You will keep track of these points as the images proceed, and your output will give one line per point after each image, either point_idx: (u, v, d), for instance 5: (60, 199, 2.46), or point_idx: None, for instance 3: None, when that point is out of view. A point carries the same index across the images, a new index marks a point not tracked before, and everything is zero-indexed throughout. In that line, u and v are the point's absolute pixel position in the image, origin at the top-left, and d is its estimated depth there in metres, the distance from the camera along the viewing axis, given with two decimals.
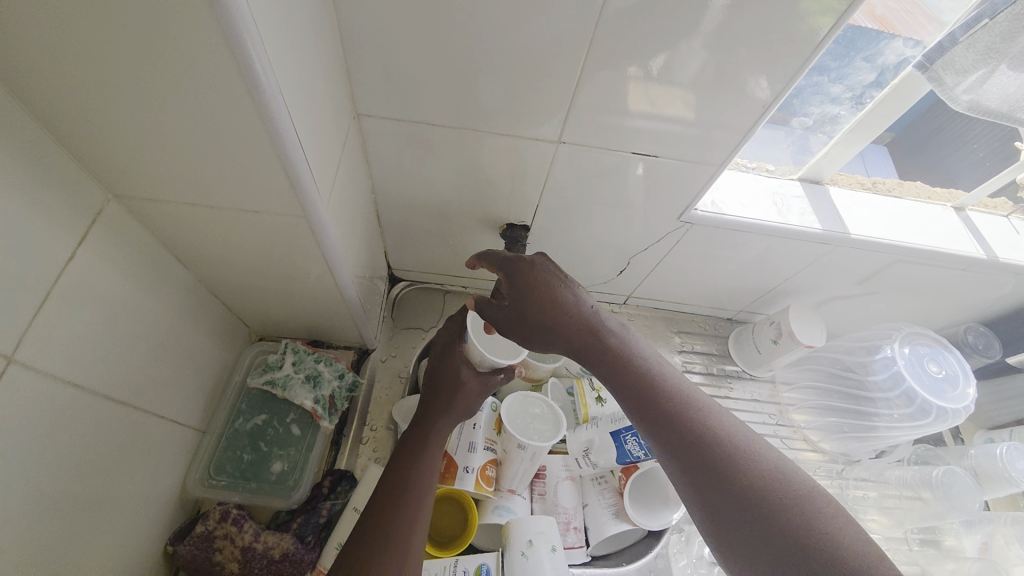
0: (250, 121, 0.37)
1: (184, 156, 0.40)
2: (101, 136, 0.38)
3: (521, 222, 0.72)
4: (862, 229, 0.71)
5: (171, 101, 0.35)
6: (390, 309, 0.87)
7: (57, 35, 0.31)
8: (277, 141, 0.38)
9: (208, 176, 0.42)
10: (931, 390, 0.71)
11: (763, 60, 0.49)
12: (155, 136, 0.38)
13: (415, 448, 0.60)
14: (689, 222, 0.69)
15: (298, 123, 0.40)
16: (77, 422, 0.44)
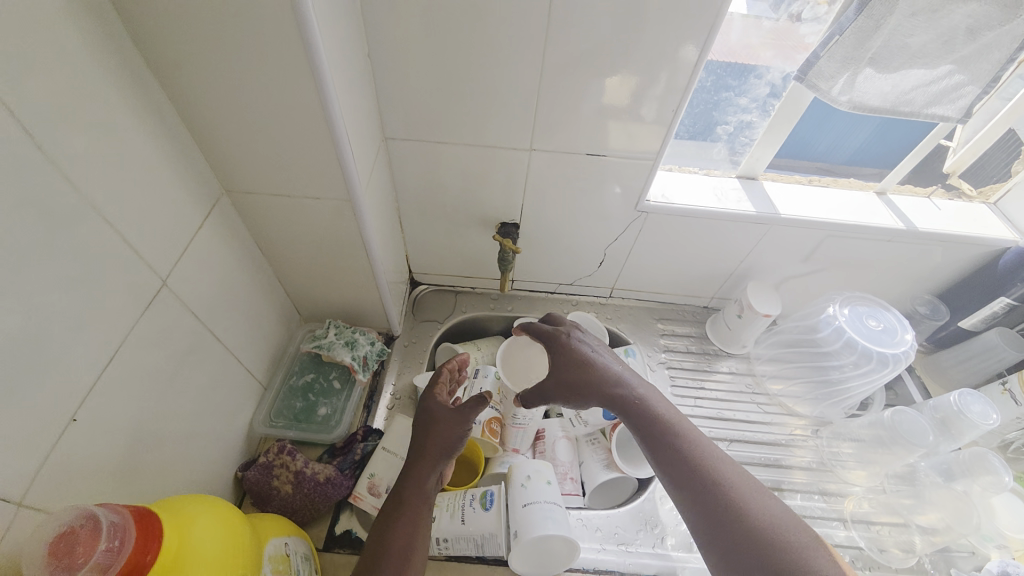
0: (318, 126, 0.58)
1: (274, 157, 0.62)
2: (227, 144, 0.60)
3: (512, 221, 0.91)
4: (791, 210, 0.87)
5: (272, 117, 0.57)
6: (411, 307, 1.06)
7: (216, 80, 0.53)
8: (335, 140, 0.59)
9: (288, 172, 0.63)
10: (870, 339, 0.81)
11: (671, 78, 0.68)
12: (259, 143, 0.60)
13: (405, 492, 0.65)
14: (645, 211, 0.86)
15: (348, 130, 0.61)
16: (187, 345, 0.62)
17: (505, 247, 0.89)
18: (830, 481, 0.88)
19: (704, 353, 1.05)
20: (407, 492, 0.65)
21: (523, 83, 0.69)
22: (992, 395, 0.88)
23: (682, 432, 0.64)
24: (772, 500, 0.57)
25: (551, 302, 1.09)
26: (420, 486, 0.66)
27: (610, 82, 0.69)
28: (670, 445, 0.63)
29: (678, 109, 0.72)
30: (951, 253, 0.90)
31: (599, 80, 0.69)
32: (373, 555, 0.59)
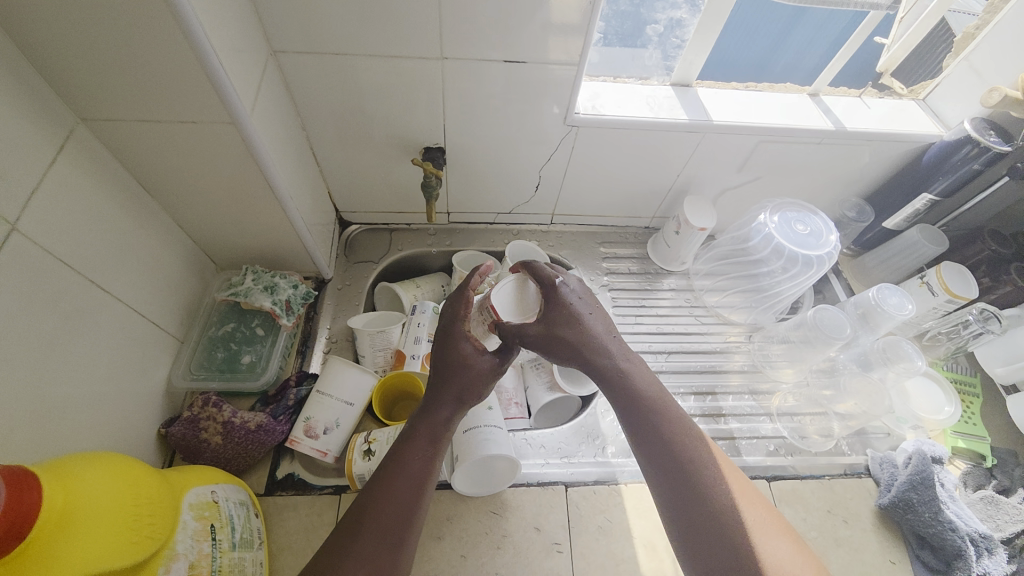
0: (170, 29, 0.48)
1: (127, 73, 0.52)
2: (62, 59, 0.50)
3: (436, 144, 0.84)
4: (723, 115, 0.84)
5: (105, 18, 0.47)
6: (343, 248, 1.00)
7: None
8: (194, 46, 0.50)
9: (152, 92, 0.55)
10: (796, 243, 0.83)
11: None
12: (100, 55, 0.50)
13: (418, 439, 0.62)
14: (575, 124, 0.81)
15: (212, 33, 0.52)
16: (64, 297, 0.55)
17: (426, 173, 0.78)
18: (760, 381, 0.93)
19: (646, 272, 1.05)
20: (421, 430, 0.63)
21: None
22: (912, 288, 0.92)
23: (682, 432, 0.62)
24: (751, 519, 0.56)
25: (490, 234, 1.06)
26: (439, 430, 0.63)
27: None
28: (683, 464, 0.60)
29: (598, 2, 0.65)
30: (877, 152, 0.90)
31: None
32: (382, 489, 0.58)
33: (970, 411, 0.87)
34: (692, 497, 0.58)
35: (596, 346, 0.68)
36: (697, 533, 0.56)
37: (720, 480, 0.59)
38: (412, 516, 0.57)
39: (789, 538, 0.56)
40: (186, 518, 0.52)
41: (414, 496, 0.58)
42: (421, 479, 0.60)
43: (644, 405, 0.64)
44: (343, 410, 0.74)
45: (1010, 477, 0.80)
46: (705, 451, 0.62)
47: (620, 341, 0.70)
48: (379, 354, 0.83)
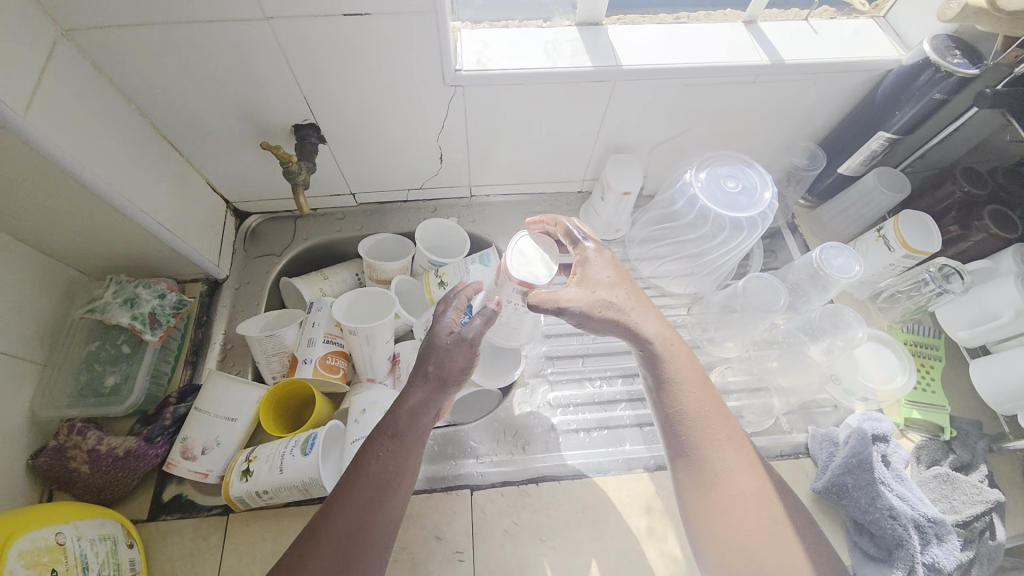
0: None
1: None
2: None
3: (306, 121, 0.73)
4: (634, 58, 0.71)
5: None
6: (243, 242, 0.92)
7: None
8: None
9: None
10: (724, 205, 0.72)
11: None
12: None
13: (393, 434, 0.55)
14: (457, 84, 0.70)
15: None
16: None
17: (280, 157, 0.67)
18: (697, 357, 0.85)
19: None
20: (398, 420, 0.55)
21: None
22: (868, 244, 0.82)
23: (714, 434, 0.56)
24: (763, 518, 0.53)
25: (403, 213, 0.97)
26: (399, 434, 0.55)
27: None
28: (703, 455, 0.55)
29: None
30: (826, 87, 0.77)
31: None
32: (344, 486, 0.54)
33: (928, 378, 0.78)
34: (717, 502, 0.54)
35: (635, 329, 0.59)
36: (705, 522, 0.54)
37: (750, 486, 0.54)
38: (380, 513, 0.52)
39: (811, 549, 0.53)
40: (13, 568, 0.49)
41: (371, 512, 0.52)
42: (387, 484, 0.53)
43: (675, 400, 0.57)
44: (222, 427, 0.68)
45: (971, 451, 0.72)
46: (739, 456, 0.55)
47: (673, 331, 0.60)
48: (274, 359, 0.78)
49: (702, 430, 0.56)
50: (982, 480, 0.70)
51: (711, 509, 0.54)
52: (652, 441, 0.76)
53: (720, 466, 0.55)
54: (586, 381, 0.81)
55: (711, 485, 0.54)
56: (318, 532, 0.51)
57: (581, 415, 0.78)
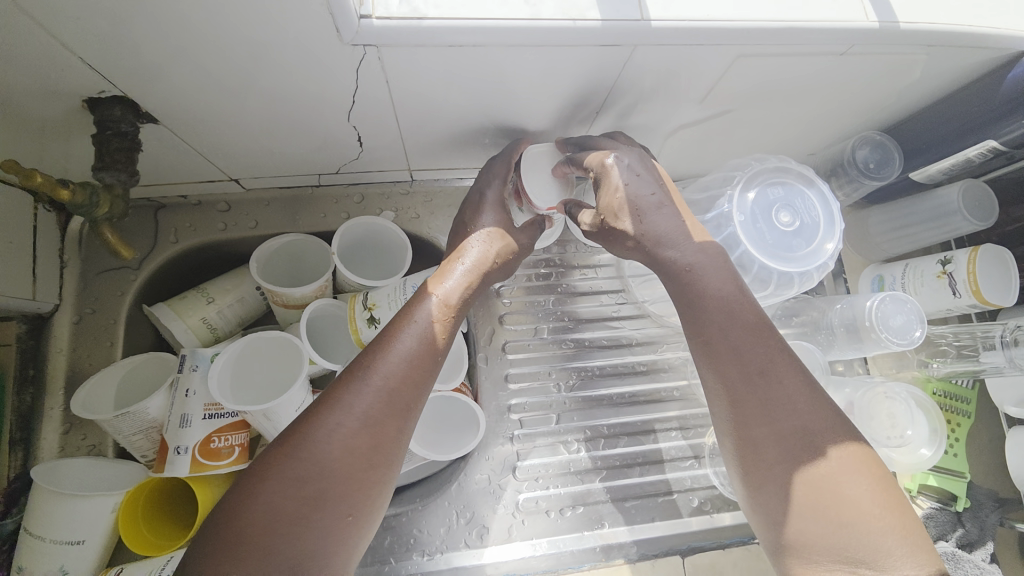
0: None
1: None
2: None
3: (103, 92, 0.43)
4: (669, 6, 0.43)
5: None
6: (80, 248, 0.63)
7: None
8: None
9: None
10: (775, 252, 0.50)
11: None
12: None
13: (409, 332, 0.49)
14: (368, 42, 0.40)
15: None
16: None
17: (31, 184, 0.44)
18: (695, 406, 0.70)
19: (558, 251, 0.72)
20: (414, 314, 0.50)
21: None
22: (923, 278, 0.64)
23: (759, 342, 0.48)
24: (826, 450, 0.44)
25: (319, 203, 0.69)
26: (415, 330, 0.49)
27: None
28: (750, 378, 0.47)
29: None
30: (938, 63, 0.51)
31: None
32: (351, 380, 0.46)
33: (954, 439, 0.67)
34: (759, 403, 0.46)
35: (660, 242, 0.51)
36: (758, 459, 0.46)
37: (802, 399, 0.46)
38: (385, 425, 0.45)
39: (869, 477, 0.43)
40: None
41: (387, 403, 0.45)
42: (403, 379, 0.47)
43: (709, 305, 0.49)
44: (63, 556, 0.50)
45: (981, 526, 0.64)
46: (786, 385, 0.46)
47: (716, 252, 0.51)
48: (137, 436, 0.56)
49: (748, 350, 0.47)
50: (987, 560, 0.62)
51: (764, 442, 0.46)
52: (637, 519, 0.63)
53: (768, 391, 0.46)
54: (560, 443, 0.65)
55: (761, 414, 0.46)
56: (322, 414, 0.44)
57: (553, 489, 0.64)
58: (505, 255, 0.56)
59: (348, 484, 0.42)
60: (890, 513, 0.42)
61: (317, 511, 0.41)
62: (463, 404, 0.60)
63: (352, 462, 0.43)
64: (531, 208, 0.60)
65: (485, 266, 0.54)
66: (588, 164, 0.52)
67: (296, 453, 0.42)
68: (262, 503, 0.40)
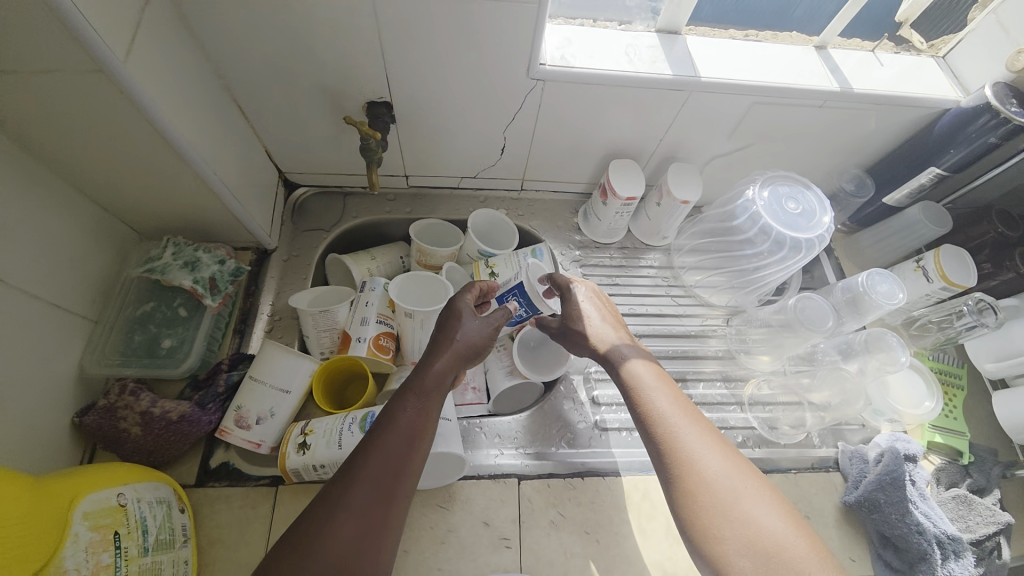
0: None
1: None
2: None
3: (381, 99, 0.73)
4: (713, 71, 0.73)
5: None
6: (292, 215, 0.91)
7: None
8: None
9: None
10: (786, 226, 0.74)
11: None
12: None
13: (415, 395, 0.59)
14: (540, 79, 0.70)
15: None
16: None
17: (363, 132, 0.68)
18: (732, 367, 0.88)
19: (623, 246, 0.97)
20: (414, 386, 0.60)
21: None
22: (906, 273, 0.86)
23: (679, 413, 0.58)
24: (738, 498, 0.51)
25: (454, 200, 0.97)
26: (431, 379, 0.61)
27: None
28: (674, 453, 0.55)
29: None
30: (886, 117, 0.80)
31: None
32: (366, 444, 0.55)
33: (951, 405, 0.83)
34: (683, 474, 0.54)
35: (616, 352, 0.68)
36: (695, 527, 0.51)
37: (717, 458, 0.54)
38: (399, 470, 0.54)
39: (777, 512, 0.50)
40: (78, 530, 0.47)
41: (410, 438, 0.56)
42: (406, 439, 0.56)
43: (639, 388, 0.62)
44: (277, 399, 0.68)
45: (986, 476, 0.76)
46: (703, 445, 0.55)
47: (644, 351, 0.68)
48: (324, 334, 0.77)
49: (670, 427, 0.57)
50: (996, 505, 0.74)
51: (695, 511, 0.52)
52: None
53: (690, 461, 0.54)
54: None
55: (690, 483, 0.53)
56: (351, 464, 0.54)
57: (624, 414, 0.80)
58: (487, 336, 0.68)
59: (376, 502, 0.51)
60: (805, 536, 0.49)
61: (350, 519, 0.50)
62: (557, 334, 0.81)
63: (382, 484, 0.52)
64: (613, 198, 0.83)
65: (475, 347, 0.66)
66: (556, 282, 0.75)
67: (329, 510, 0.50)
68: (314, 511, 0.50)
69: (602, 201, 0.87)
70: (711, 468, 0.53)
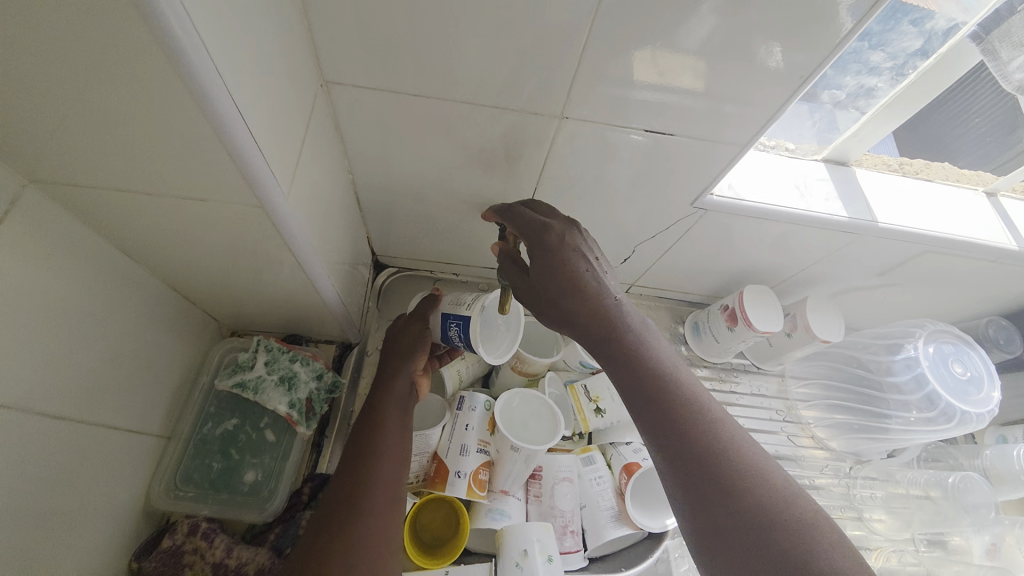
0: (175, 96, 0.30)
1: (117, 137, 0.33)
2: (15, 120, 0.31)
3: (516, 207, 0.65)
4: (890, 217, 0.65)
5: (77, 79, 0.28)
6: (376, 299, 0.81)
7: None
8: (221, 131, 0.32)
9: (138, 164, 0.35)
10: (954, 393, 0.68)
11: (777, 31, 0.44)
12: (69, 128, 0.32)
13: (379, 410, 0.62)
14: (703, 208, 0.63)
15: (231, 84, 0.32)
16: (19, 444, 0.39)
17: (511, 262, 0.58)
18: (855, 529, 0.77)
19: (731, 368, 0.87)
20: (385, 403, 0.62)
21: (559, 19, 0.43)
22: None
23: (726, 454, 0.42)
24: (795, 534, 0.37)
25: None
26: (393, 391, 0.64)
27: (685, 23, 0.43)
28: (698, 465, 0.42)
29: (778, 82, 0.48)
30: None
31: (655, 43, 0.45)
32: (351, 469, 0.56)
33: None
34: (715, 504, 0.40)
35: (624, 328, 0.50)
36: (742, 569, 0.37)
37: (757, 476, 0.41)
38: (391, 488, 0.55)
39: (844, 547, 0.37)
40: None
41: (404, 439, 0.60)
42: (390, 461, 0.57)
43: (677, 416, 0.44)
44: None
45: None
46: (733, 457, 0.42)
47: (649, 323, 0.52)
48: (413, 460, 0.66)
49: (689, 432, 0.43)
50: None
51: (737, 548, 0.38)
52: None
53: (717, 477, 0.41)
54: None
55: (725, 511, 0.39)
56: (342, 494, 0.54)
57: None
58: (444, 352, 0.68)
59: (391, 501, 0.55)
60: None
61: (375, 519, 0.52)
62: None
63: (389, 479, 0.56)
64: (747, 328, 0.75)
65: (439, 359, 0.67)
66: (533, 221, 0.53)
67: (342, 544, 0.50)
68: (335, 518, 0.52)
69: (728, 325, 0.78)
70: (752, 485, 0.40)
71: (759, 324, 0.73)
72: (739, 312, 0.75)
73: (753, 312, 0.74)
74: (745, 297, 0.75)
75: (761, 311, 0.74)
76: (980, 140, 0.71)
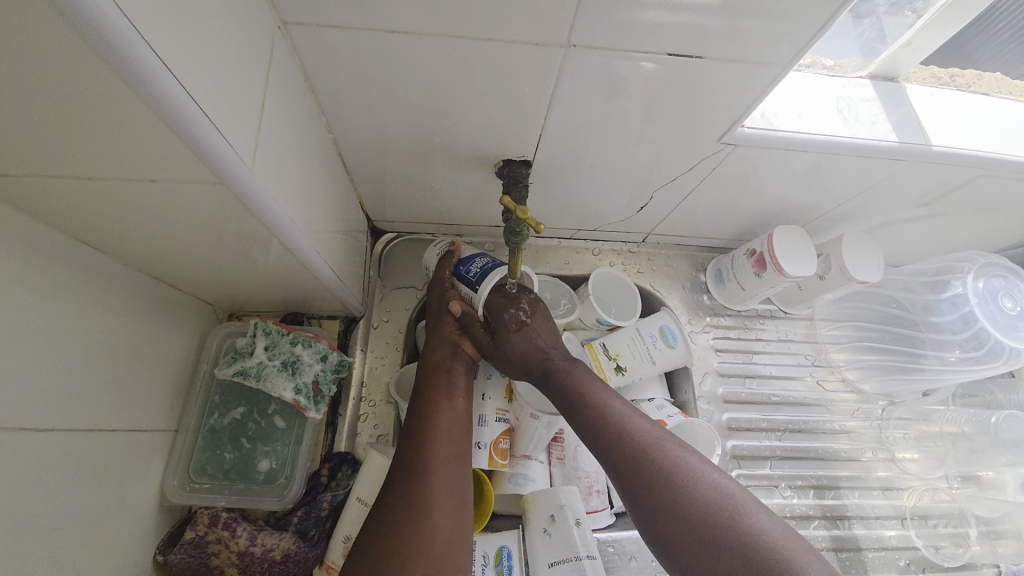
0: (76, 50, 0.23)
1: (23, 114, 0.27)
2: None
3: (520, 158, 0.59)
4: (946, 138, 0.57)
5: None
6: (377, 268, 0.75)
7: None
8: (148, 91, 0.26)
9: (60, 144, 0.29)
10: (1004, 330, 0.65)
11: None
12: None
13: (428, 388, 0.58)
14: (733, 143, 0.56)
15: (149, 30, 0.26)
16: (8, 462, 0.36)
17: (519, 219, 0.51)
18: (887, 469, 0.76)
19: (756, 314, 0.83)
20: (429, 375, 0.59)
21: None
22: None
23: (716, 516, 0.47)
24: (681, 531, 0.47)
25: (562, 253, 0.81)
26: (440, 367, 0.59)
27: None
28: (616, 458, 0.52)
29: None
30: None
31: None
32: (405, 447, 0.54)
33: None
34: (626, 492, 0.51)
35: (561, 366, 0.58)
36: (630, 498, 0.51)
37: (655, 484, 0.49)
38: (452, 465, 0.53)
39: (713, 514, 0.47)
40: None
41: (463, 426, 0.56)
42: (449, 437, 0.54)
43: (654, 483, 0.49)
44: None
45: None
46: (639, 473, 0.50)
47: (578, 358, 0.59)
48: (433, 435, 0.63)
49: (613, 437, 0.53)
50: None
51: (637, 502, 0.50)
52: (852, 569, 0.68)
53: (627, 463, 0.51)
54: (775, 490, 0.71)
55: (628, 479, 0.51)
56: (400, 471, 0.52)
57: None
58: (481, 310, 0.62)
59: (457, 493, 0.51)
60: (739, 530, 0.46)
61: (445, 511, 0.49)
62: (694, 431, 0.69)
63: (454, 469, 0.53)
64: (776, 273, 0.69)
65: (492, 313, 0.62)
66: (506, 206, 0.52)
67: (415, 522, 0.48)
68: (400, 510, 0.49)
69: (756, 270, 0.73)
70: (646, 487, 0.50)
71: (789, 269, 0.68)
72: (768, 256, 0.70)
73: (784, 256, 0.68)
74: (777, 240, 0.69)
75: (795, 253, 0.68)
76: (1001, 43, 0.61)
